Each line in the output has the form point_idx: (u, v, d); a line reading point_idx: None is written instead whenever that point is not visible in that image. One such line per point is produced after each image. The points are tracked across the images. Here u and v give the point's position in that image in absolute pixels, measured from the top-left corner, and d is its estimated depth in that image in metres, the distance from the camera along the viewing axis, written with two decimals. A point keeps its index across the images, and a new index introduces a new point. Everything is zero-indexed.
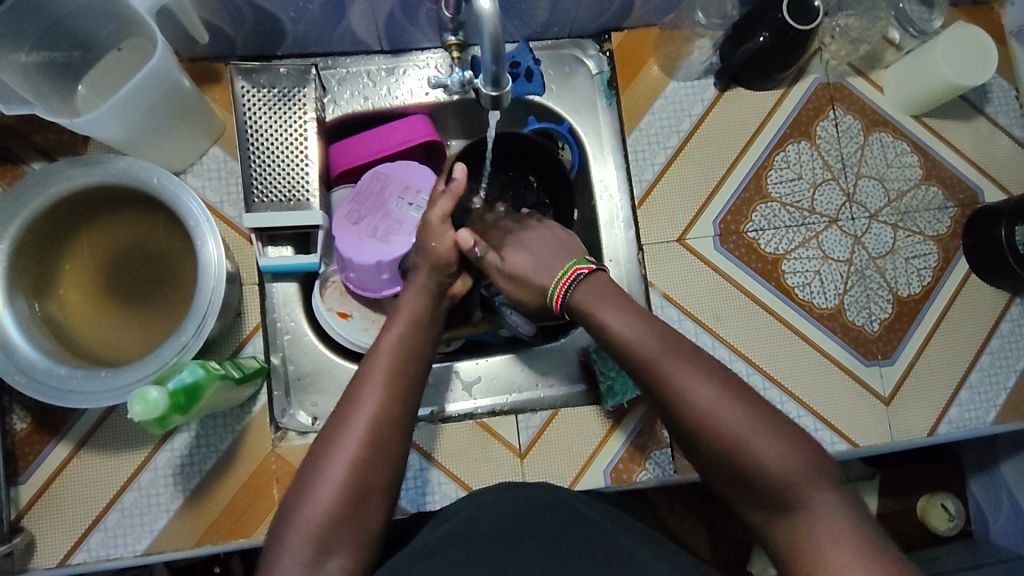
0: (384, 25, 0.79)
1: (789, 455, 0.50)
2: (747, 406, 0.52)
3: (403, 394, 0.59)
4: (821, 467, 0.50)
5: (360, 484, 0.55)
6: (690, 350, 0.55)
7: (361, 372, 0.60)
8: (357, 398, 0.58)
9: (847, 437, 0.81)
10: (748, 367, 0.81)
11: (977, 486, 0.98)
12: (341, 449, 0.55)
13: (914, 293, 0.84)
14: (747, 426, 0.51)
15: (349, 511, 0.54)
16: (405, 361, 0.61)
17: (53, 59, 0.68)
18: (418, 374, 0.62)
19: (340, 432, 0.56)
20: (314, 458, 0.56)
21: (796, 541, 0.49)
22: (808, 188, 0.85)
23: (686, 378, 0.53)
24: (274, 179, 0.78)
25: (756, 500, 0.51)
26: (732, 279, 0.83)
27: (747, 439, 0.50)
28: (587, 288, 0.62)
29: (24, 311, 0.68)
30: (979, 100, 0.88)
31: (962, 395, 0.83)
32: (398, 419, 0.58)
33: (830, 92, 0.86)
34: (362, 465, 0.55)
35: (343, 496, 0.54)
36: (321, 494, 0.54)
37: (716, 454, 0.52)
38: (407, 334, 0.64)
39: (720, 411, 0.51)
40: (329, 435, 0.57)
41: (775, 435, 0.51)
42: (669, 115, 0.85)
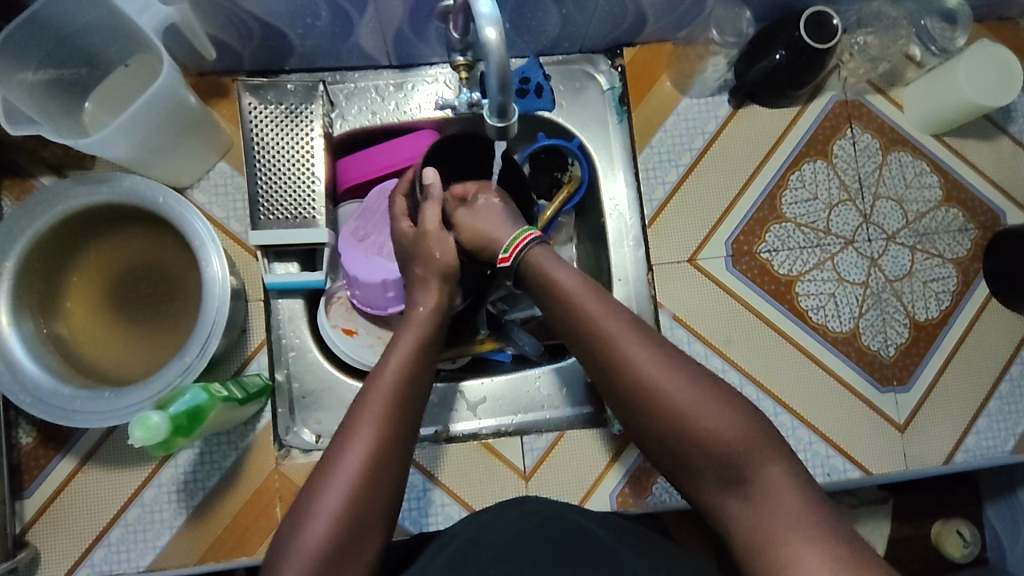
0: (392, 41, 0.77)
1: (740, 430, 0.52)
2: (699, 381, 0.54)
3: (400, 426, 0.58)
4: (770, 438, 0.53)
5: (353, 518, 0.54)
6: (640, 324, 0.57)
7: (360, 395, 0.59)
8: (355, 424, 0.57)
9: (860, 464, 0.79)
10: (759, 392, 0.80)
11: (994, 512, 0.96)
12: (336, 477, 0.55)
13: (932, 318, 0.82)
14: (693, 402, 0.53)
15: (341, 547, 0.53)
16: (404, 388, 0.60)
17: (61, 76, 0.68)
18: (414, 403, 0.60)
19: (337, 459, 0.56)
20: (311, 484, 0.56)
21: (744, 511, 0.52)
22: (823, 208, 0.83)
23: (638, 354, 0.55)
24: (281, 195, 0.77)
25: (705, 473, 0.53)
26: (744, 301, 0.81)
27: (696, 413, 0.52)
28: (541, 259, 0.62)
29: (29, 330, 0.68)
30: (1003, 119, 0.85)
31: (981, 423, 0.81)
32: (392, 452, 0.57)
33: (847, 110, 0.84)
34: (355, 499, 0.54)
35: (336, 530, 0.53)
36: (316, 527, 0.53)
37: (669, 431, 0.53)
38: (409, 359, 0.62)
39: (671, 386, 0.53)
40: (323, 467, 0.56)
41: (727, 406, 0.53)
42: (681, 133, 0.83)
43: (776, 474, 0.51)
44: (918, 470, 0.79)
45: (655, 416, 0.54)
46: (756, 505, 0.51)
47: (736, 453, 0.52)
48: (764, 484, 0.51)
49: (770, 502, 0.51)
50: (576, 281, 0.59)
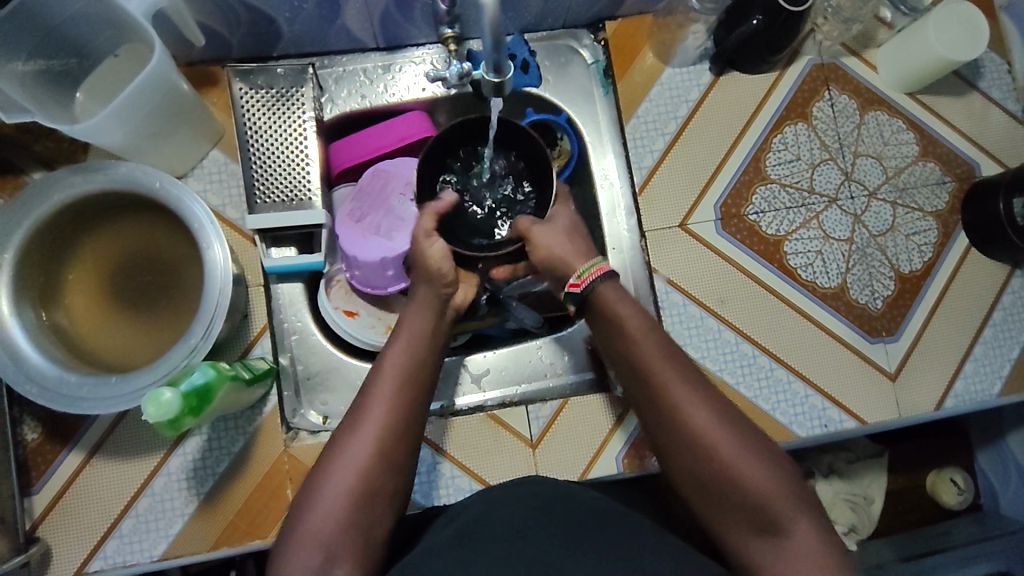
0: (379, 23, 0.79)
1: (776, 489, 0.55)
2: (744, 440, 0.56)
3: (407, 414, 0.59)
4: (803, 497, 0.55)
5: (363, 501, 0.55)
6: (693, 373, 0.59)
7: (369, 384, 0.61)
8: (363, 416, 0.58)
9: (856, 414, 0.82)
10: (754, 349, 0.82)
11: (985, 459, 0.99)
12: (344, 462, 0.56)
13: (915, 270, 0.85)
14: (736, 454, 0.55)
15: (351, 528, 0.55)
16: (408, 387, 0.60)
17: (51, 67, 0.68)
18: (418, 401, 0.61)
19: (345, 443, 0.57)
20: (319, 467, 0.57)
21: (772, 559, 0.54)
22: (806, 168, 0.85)
23: (690, 404, 0.57)
24: (276, 178, 0.78)
25: (735, 522, 0.55)
26: (735, 262, 0.83)
27: (735, 462, 0.55)
28: (608, 294, 0.64)
29: (31, 321, 0.68)
30: (972, 75, 0.88)
31: (968, 367, 0.83)
32: (401, 436, 0.58)
33: (824, 73, 0.87)
34: (364, 482, 0.56)
35: (344, 511, 0.54)
36: (319, 521, 0.54)
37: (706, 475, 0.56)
38: (416, 352, 0.63)
39: (715, 436, 0.56)
40: (328, 462, 0.57)
41: (764, 462, 0.56)
42: (665, 102, 0.85)
43: (804, 533, 0.53)
44: (911, 417, 0.82)
45: (694, 460, 0.57)
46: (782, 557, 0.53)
47: (769, 504, 0.54)
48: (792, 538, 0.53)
49: (796, 558, 0.53)
50: (639, 319, 0.62)
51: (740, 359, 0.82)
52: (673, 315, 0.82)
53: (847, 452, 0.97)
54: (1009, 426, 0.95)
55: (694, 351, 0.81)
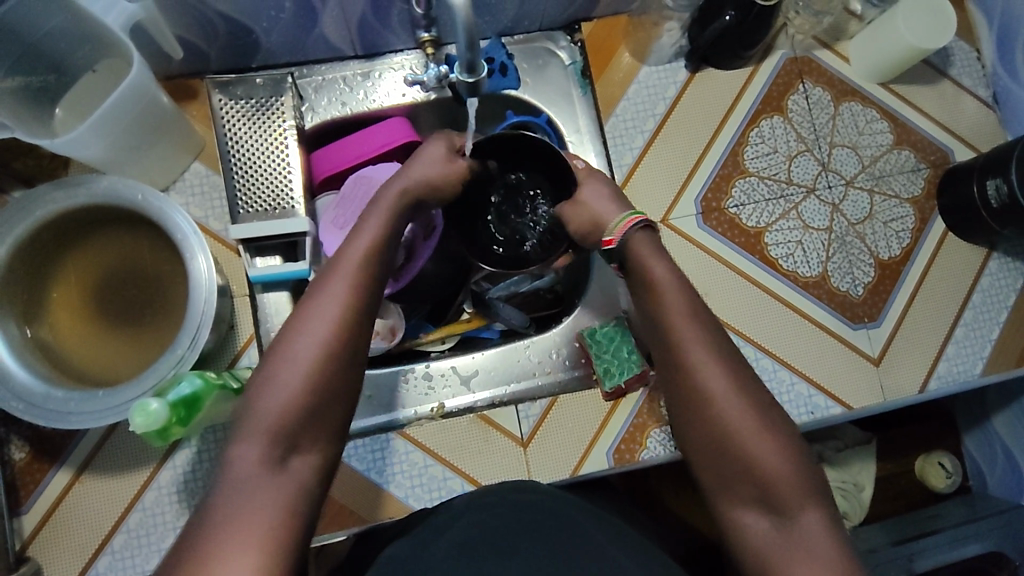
0: (357, 30, 0.79)
1: (785, 466, 0.56)
2: (762, 416, 0.57)
3: (364, 302, 0.60)
4: (814, 483, 0.56)
5: (320, 379, 0.55)
6: (717, 340, 0.61)
7: (324, 276, 0.61)
8: (316, 304, 0.58)
9: (841, 401, 0.83)
10: (739, 340, 0.83)
11: (972, 442, 1.00)
12: (296, 355, 0.55)
13: (894, 256, 0.86)
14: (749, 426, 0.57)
15: (307, 406, 0.54)
16: (363, 282, 0.60)
17: (29, 83, 0.68)
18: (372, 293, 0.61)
19: (298, 329, 0.57)
20: (273, 352, 0.56)
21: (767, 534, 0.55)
22: (783, 160, 0.86)
23: (710, 371, 0.59)
24: (258, 188, 0.79)
25: (739, 490, 0.57)
26: (717, 255, 0.84)
27: (748, 436, 0.57)
28: (640, 244, 0.67)
29: (15, 337, 0.67)
30: (942, 63, 0.90)
31: (950, 349, 0.85)
32: (356, 322, 0.58)
33: (798, 67, 0.88)
34: (321, 362, 0.55)
35: (299, 390, 0.54)
36: (270, 405, 0.53)
37: (713, 439, 0.58)
38: (374, 249, 0.63)
39: (729, 404, 0.58)
40: (279, 347, 0.56)
41: (778, 443, 0.56)
42: (643, 100, 0.86)
43: (810, 516, 0.54)
44: (896, 400, 0.83)
45: (704, 423, 0.58)
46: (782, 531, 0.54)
47: (772, 480, 0.55)
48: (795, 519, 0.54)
49: (797, 537, 0.53)
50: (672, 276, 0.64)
51: None
52: None
53: (835, 441, 0.98)
54: (994, 408, 0.96)
55: None
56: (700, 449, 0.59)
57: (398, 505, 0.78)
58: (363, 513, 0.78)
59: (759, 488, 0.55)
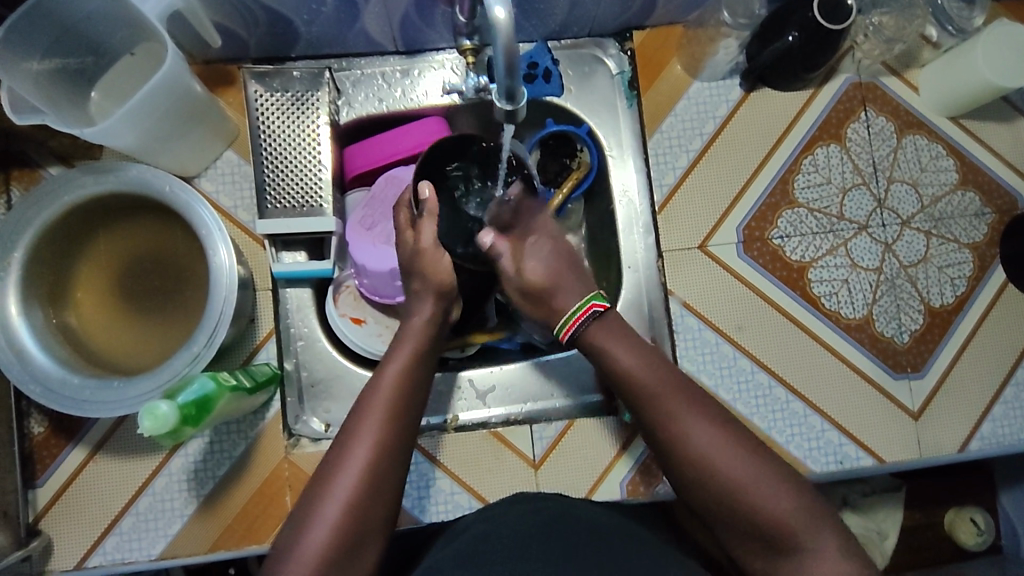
0: (399, 27, 0.77)
1: (788, 505, 0.54)
2: (753, 455, 0.57)
3: (404, 420, 0.59)
4: (820, 513, 0.55)
5: (356, 525, 0.54)
6: (682, 383, 0.60)
7: (360, 406, 0.60)
8: (358, 428, 0.58)
9: (873, 452, 0.79)
10: (770, 379, 0.79)
11: (1008, 500, 0.98)
12: (340, 484, 0.55)
13: (946, 304, 0.81)
14: (748, 475, 0.55)
15: (341, 552, 0.54)
16: (404, 399, 0.60)
17: (66, 65, 0.68)
18: (413, 410, 0.61)
19: (336, 469, 0.56)
20: (312, 492, 0.56)
21: None
22: (836, 193, 0.81)
23: (692, 428, 0.57)
24: (288, 184, 0.77)
25: (757, 540, 0.55)
26: (757, 288, 0.80)
27: (752, 490, 0.55)
28: (605, 337, 0.64)
29: (39, 321, 0.67)
30: (1022, 101, 0.83)
31: (996, 410, 0.80)
32: (392, 455, 0.57)
33: (862, 93, 0.82)
34: (356, 506, 0.55)
35: (337, 537, 0.53)
36: (317, 533, 0.53)
37: (720, 502, 0.56)
38: (410, 374, 0.62)
39: (729, 464, 0.56)
40: (322, 476, 0.56)
41: (777, 480, 0.55)
42: (692, 117, 0.82)
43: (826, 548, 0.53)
44: (933, 457, 0.79)
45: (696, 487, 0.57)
46: (800, 570, 0.54)
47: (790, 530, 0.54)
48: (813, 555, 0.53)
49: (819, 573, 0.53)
50: (637, 360, 0.62)
51: (755, 388, 0.79)
52: (687, 338, 0.79)
53: (861, 484, 0.96)
54: None
55: (708, 378, 0.79)
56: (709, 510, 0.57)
57: (403, 515, 0.77)
58: None
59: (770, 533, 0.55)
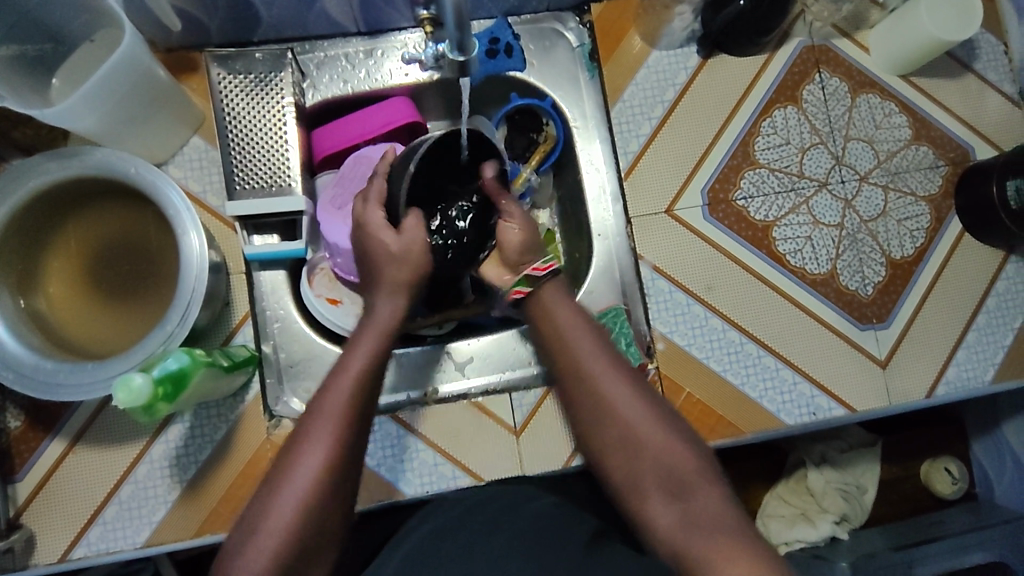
0: (359, 6, 0.78)
1: (692, 460, 0.58)
2: (663, 421, 0.60)
3: (356, 427, 0.59)
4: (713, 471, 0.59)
5: (309, 531, 0.55)
6: (605, 343, 0.65)
7: (311, 409, 0.59)
8: (309, 435, 0.57)
9: (844, 402, 0.81)
10: (741, 336, 0.81)
11: (980, 449, 1.01)
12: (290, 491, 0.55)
13: (907, 255, 0.83)
14: (652, 426, 0.59)
15: (294, 557, 0.55)
16: (361, 403, 0.60)
17: (25, 52, 0.67)
18: (367, 412, 0.60)
19: (287, 477, 0.56)
20: (262, 495, 0.56)
21: (682, 524, 0.56)
22: (795, 153, 0.84)
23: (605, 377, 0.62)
24: (255, 164, 0.77)
25: (647, 485, 0.58)
26: (723, 248, 0.82)
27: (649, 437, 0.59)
28: (549, 295, 0.68)
29: (9, 308, 0.67)
30: (967, 56, 0.86)
31: (960, 354, 0.82)
32: (344, 462, 0.57)
33: (814, 56, 0.85)
34: (306, 513, 0.55)
35: (288, 544, 0.54)
36: (266, 541, 0.54)
37: (616, 443, 0.60)
38: (370, 364, 0.62)
39: (632, 410, 0.60)
40: (272, 481, 0.56)
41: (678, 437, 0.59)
42: (652, 85, 0.84)
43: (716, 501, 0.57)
44: (902, 404, 0.81)
45: (602, 428, 0.61)
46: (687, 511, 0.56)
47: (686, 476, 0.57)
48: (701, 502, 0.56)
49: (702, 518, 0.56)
50: (573, 314, 0.66)
51: (727, 346, 0.81)
52: (659, 301, 0.81)
53: (837, 441, 0.99)
54: (1006, 413, 0.96)
55: (681, 338, 0.81)
56: (607, 454, 0.60)
57: (389, 489, 0.78)
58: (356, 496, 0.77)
59: (665, 480, 0.58)
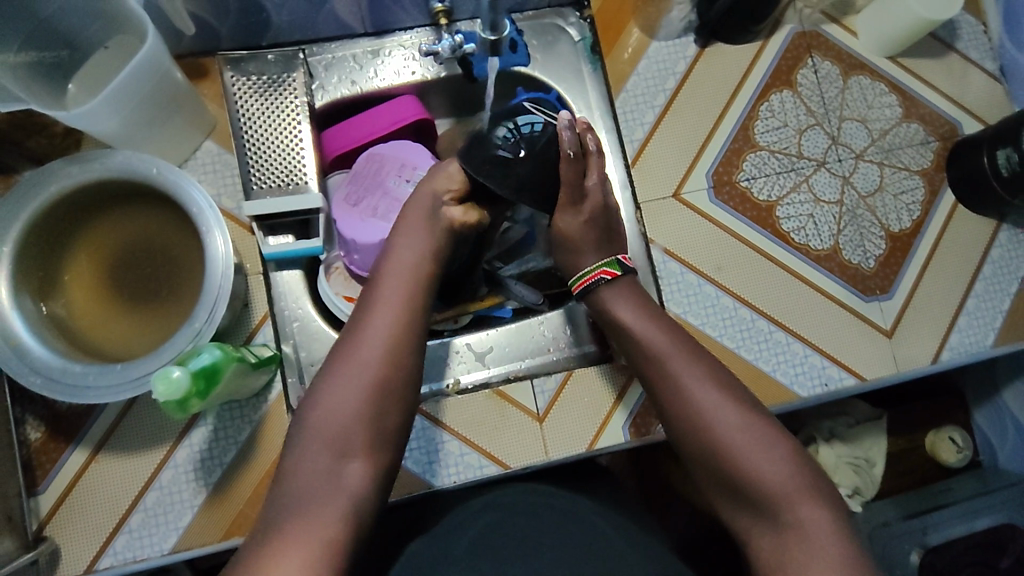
0: (368, 6, 0.80)
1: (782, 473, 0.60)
2: (747, 425, 0.62)
3: (415, 302, 0.67)
4: (806, 482, 0.59)
5: (380, 383, 0.62)
6: (693, 355, 0.67)
7: (377, 289, 0.68)
8: (376, 308, 0.66)
9: (854, 372, 0.83)
10: (752, 313, 0.83)
11: (982, 418, 1.03)
12: (361, 352, 0.63)
13: (905, 228, 0.86)
14: (735, 428, 0.62)
15: (369, 404, 0.61)
16: (417, 281, 0.68)
17: (43, 59, 0.68)
18: (426, 291, 0.69)
19: (358, 339, 0.64)
20: (337, 357, 0.64)
21: (774, 539, 0.58)
22: (794, 134, 0.87)
23: (688, 384, 0.65)
24: (271, 165, 0.79)
25: (734, 487, 0.61)
26: (729, 228, 0.84)
27: (735, 444, 0.61)
28: (611, 294, 0.74)
29: (32, 314, 0.67)
30: (949, 37, 0.91)
31: (961, 321, 0.85)
32: (407, 331, 0.65)
33: (806, 41, 0.88)
34: (376, 370, 0.62)
35: (359, 395, 0.61)
36: (340, 393, 0.61)
37: (701, 450, 0.63)
38: (421, 256, 0.70)
39: (714, 415, 0.63)
40: (345, 344, 0.64)
41: (768, 446, 0.61)
42: (653, 74, 0.87)
43: (805, 512, 0.58)
44: (910, 371, 0.83)
45: (692, 434, 0.64)
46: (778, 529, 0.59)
47: (771, 485, 0.59)
48: (792, 519, 0.58)
49: (793, 531, 0.58)
50: (648, 323, 0.70)
51: (739, 324, 0.83)
52: (671, 283, 0.83)
53: (846, 417, 1.01)
54: (1005, 381, 0.98)
55: (694, 318, 0.82)
56: (697, 457, 0.64)
57: (416, 481, 0.78)
58: None
59: (751, 488, 0.60)
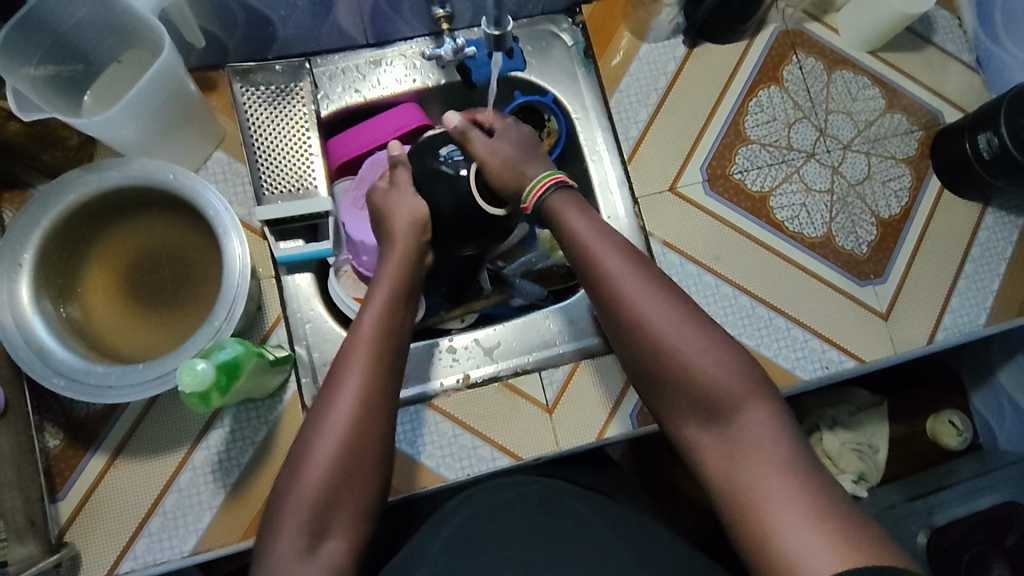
0: (370, 17, 0.83)
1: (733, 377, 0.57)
2: (704, 335, 0.59)
3: (382, 366, 0.63)
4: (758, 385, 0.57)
5: (353, 456, 0.58)
6: (638, 258, 0.63)
7: (344, 351, 0.64)
8: (343, 371, 0.62)
9: (854, 354, 0.86)
10: (752, 301, 0.86)
11: (979, 400, 1.06)
12: (331, 426, 0.59)
13: (894, 214, 0.90)
14: (687, 338, 0.58)
15: (343, 479, 0.58)
16: (384, 337, 0.65)
17: (60, 73, 0.71)
18: (393, 349, 0.65)
19: (327, 411, 0.60)
20: (306, 432, 0.60)
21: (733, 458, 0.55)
22: (783, 128, 0.90)
23: (636, 292, 0.61)
24: (282, 170, 0.82)
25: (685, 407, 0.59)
26: (725, 219, 0.87)
27: (687, 353, 0.58)
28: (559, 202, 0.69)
29: (53, 319, 0.69)
30: (927, 31, 0.95)
31: (954, 302, 0.88)
32: (376, 396, 0.61)
33: (790, 39, 0.92)
34: (349, 444, 0.59)
35: (331, 472, 0.57)
36: (313, 471, 0.57)
37: (650, 360, 0.60)
38: (385, 308, 0.67)
39: (670, 328, 0.59)
40: (315, 418, 0.60)
41: (717, 351, 0.58)
42: (645, 75, 0.90)
43: (754, 415, 0.56)
44: (906, 352, 0.86)
45: (641, 346, 0.60)
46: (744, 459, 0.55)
47: (722, 394, 0.57)
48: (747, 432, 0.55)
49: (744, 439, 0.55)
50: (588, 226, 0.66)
51: (740, 311, 0.85)
52: (672, 273, 0.85)
53: (847, 405, 1.03)
54: (999, 363, 1.00)
55: None
56: (647, 370, 0.61)
57: (430, 475, 0.79)
58: (401, 485, 0.79)
59: (701, 401, 0.57)
